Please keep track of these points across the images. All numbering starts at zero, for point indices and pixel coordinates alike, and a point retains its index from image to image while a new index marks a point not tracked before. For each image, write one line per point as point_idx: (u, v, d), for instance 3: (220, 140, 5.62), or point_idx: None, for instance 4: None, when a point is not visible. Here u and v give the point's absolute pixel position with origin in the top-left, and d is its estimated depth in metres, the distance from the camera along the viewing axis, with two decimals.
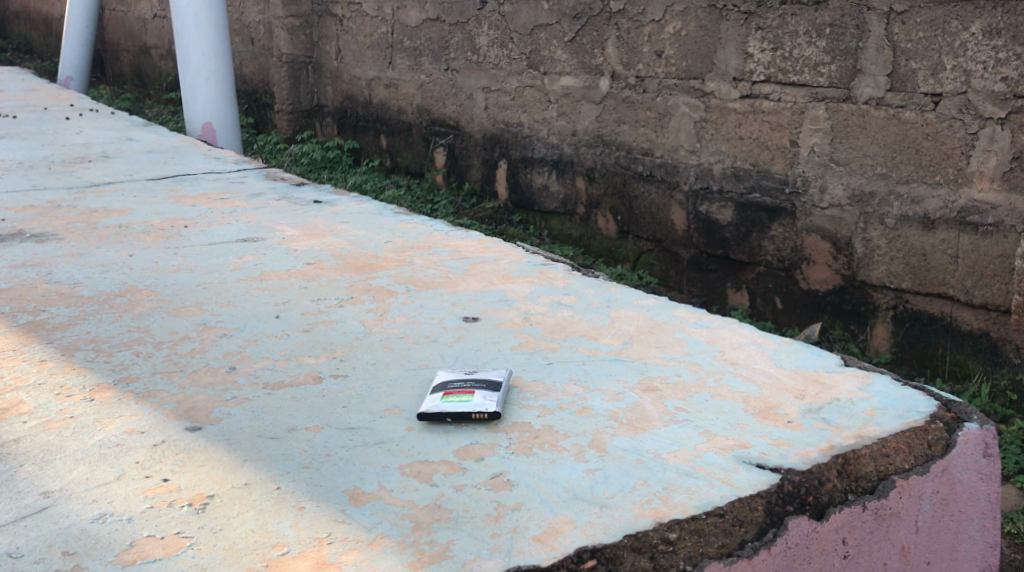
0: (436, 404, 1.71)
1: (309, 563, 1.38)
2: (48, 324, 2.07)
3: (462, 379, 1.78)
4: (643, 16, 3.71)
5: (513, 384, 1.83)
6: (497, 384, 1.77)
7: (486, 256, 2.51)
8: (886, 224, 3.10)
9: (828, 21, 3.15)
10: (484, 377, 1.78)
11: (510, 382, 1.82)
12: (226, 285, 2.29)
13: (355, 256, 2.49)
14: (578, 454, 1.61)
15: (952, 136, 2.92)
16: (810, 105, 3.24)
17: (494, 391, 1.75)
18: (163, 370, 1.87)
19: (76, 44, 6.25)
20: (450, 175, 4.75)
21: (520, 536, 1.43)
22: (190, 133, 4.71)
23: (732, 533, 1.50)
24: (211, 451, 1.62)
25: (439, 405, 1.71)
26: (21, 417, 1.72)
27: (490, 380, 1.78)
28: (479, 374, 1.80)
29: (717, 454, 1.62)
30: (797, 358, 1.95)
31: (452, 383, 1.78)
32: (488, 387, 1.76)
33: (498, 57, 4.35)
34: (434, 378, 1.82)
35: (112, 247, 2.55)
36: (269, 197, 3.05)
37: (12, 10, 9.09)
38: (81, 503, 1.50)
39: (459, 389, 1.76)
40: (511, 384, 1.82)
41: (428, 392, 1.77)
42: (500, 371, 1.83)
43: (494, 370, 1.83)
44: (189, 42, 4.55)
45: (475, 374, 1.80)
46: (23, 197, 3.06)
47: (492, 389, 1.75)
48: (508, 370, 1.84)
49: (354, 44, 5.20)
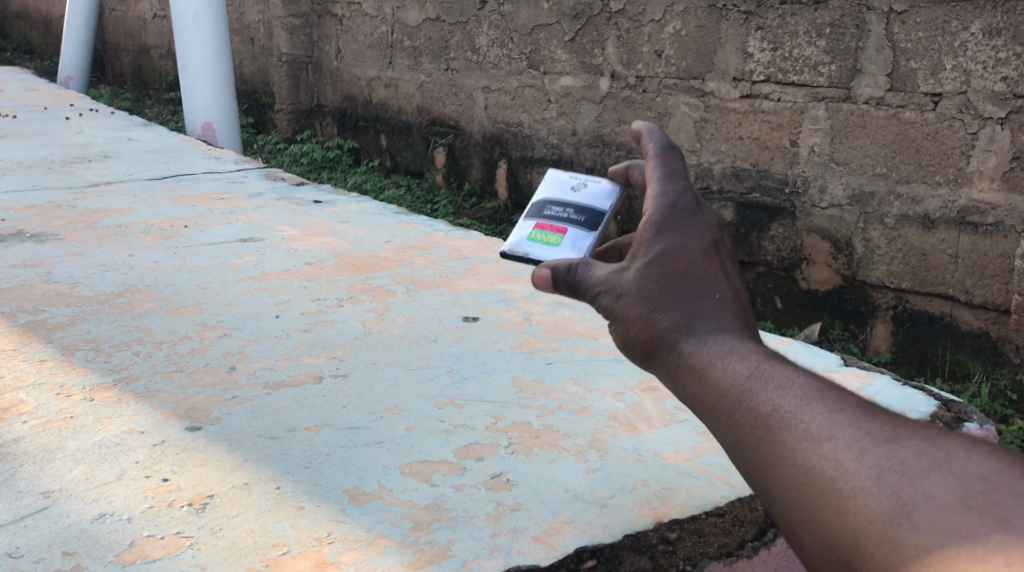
0: (524, 244, 1.56)
1: (309, 563, 1.38)
2: (48, 324, 2.07)
3: (560, 203, 1.60)
4: (643, 16, 3.71)
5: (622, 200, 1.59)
6: (596, 222, 1.55)
7: (486, 256, 2.51)
8: (886, 224, 3.11)
9: (828, 21, 3.15)
10: (584, 202, 1.58)
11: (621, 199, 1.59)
12: (226, 285, 2.29)
13: (355, 256, 2.49)
14: (578, 454, 1.61)
15: (952, 136, 2.93)
16: (810, 105, 3.24)
17: (587, 233, 1.54)
18: (163, 370, 1.87)
19: (75, 44, 6.25)
20: (450, 175, 4.74)
21: (519, 536, 1.44)
22: (190, 132, 4.71)
23: (732, 532, 1.51)
24: (211, 450, 1.62)
25: (522, 245, 1.57)
26: (21, 417, 1.72)
27: (591, 211, 1.57)
28: (587, 192, 1.59)
29: (718, 454, 1.64)
30: (797, 358, 1.95)
31: (546, 208, 1.61)
32: (581, 224, 1.55)
33: (498, 57, 4.35)
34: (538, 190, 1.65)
35: (112, 248, 2.54)
36: (269, 197, 3.05)
37: (12, 10, 9.09)
38: (81, 502, 1.50)
39: (552, 221, 1.58)
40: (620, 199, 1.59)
41: (528, 216, 1.61)
42: (614, 183, 1.59)
43: (606, 181, 1.61)
44: (188, 41, 4.54)
45: (578, 194, 1.60)
46: (22, 197, 3.06)
47: (585, 230, 1.55)
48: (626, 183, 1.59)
49: (354, 44, 5.20)
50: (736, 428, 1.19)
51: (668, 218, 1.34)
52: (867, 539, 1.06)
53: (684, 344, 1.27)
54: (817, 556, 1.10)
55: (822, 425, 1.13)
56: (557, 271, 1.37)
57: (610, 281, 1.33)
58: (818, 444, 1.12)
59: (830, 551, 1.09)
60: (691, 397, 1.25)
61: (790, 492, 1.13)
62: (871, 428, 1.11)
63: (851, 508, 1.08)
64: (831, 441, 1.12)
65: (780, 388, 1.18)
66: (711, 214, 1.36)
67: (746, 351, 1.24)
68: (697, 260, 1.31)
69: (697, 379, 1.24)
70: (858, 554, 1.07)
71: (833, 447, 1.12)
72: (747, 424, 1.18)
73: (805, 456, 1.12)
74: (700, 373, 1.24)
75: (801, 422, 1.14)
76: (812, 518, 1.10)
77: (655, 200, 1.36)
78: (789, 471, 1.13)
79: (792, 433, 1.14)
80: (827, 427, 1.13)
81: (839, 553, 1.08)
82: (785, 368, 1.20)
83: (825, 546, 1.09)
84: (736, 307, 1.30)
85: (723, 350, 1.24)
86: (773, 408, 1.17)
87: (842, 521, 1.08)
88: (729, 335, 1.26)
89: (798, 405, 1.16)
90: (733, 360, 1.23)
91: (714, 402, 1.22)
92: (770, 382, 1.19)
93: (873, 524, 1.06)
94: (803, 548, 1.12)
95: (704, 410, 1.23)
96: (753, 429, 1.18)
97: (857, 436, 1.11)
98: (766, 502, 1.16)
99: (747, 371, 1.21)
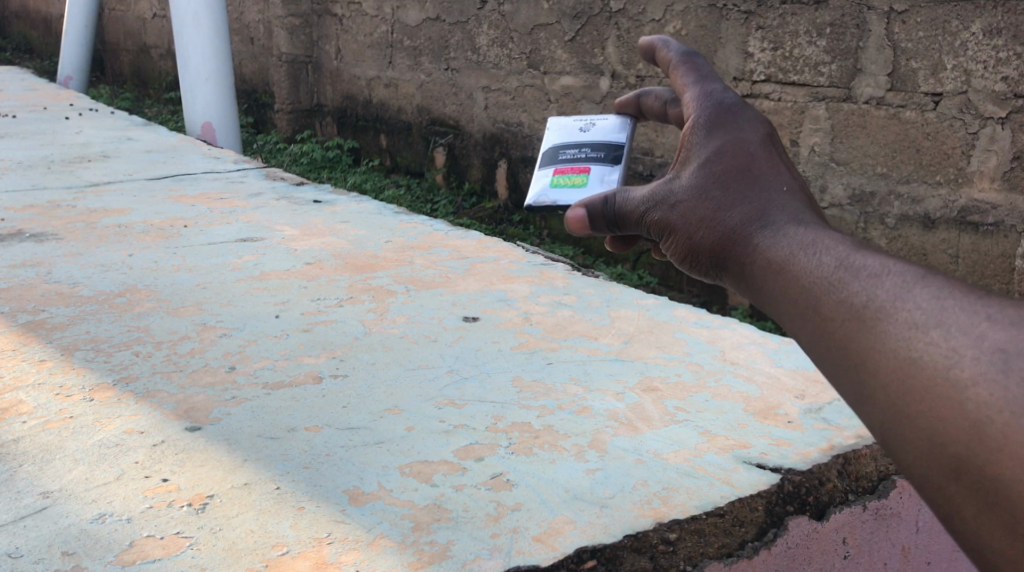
0: (547, 190, 1.66)
1: (309, 563, 1.38)
2: (47, 324, 2.06)
3: (577, 145, 1.69)
4: (643, 16, 3.70)
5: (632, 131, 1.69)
6: (617, 155, 1.65)
7: (486, 256, 2.51)
8: (886, 224, 3.13)
9: (828, 21, 3.15)
10: (600, 138, 1.67)
11: (632, 128, 1.69)
12: (226, 285, 2.28)
13: (355, 256, 2.49)
14: (578, 454, 1.61)
15: (952, 136, 2.94)
16: (810, 105, 3.26)
17: (612, 168, 1.64)
18: (163, 370, 1.87)
19: (75, 44, 6.24)
20: (450, 175, 4.74)
21: (519, 536, 1.43)
22: (190, 132, 4.70)
23: (732, 533, 1.52)
24: (211, 450, 1.61)
25: (549, 193, 1.66)
26: (21, 417, 1.72)
27: (609, 145, 1.66)
28: (597, 129, 1.69)
29: (717, 454, 1.63)
30: (798, 358, 1.95)
31: (565, 152, 1.70)
32: (603, 160, 1.65)
33: (498, 56, 4.35)
34: (550, 137, 1.75)
35: (112, 247, 2.54)
36: (269, 197, 3.05)
37: (12, 10, 9.08)
38: (81, 503, 1.50)
39: (573, 163, 1.68)
40: (632, 129, 1.69)
41: (543, 166, 1.71)
42: (623, 119, 1.69)
43: (614, 115, 1.71)
44: (188, 41, 4.54)
45: (591, 132, 1.70)
46: (22, 197, 3.06)
47: (608, 165, 1.64)
48: (636, 112, 1.69)
49: (354, 44, 5.20)
50: (825, 323, 1.10)
51: (714, 122, 1.36)
52: (990, 431, 0.97)
53: (759, 238, 1.23)
54: (925, 458, 1.02)
55: (927, 311, 1.04)
56: (592, 206, 1.42)
57: (660, 191, 1.35)
58: (926, 328, 1.03)
59: (939, 450, 1.01)
60: (767, 291, 1.19)
61: (897, 388, 1.04)
62: (990, 310, 1.01)
63: (970, 398, 0.98)
64: (941, 326, 1.02)
65: (872, 271, 1.10)
66: (756, 112, 1.39)
67: (826, 239, 1.18)
68: (750, 153, 1.32)
69: (772, 272, 1.19)
70: (977, 449, 0.98)
71: (942, 325, 1.02)
72: (839, 318, 1.09)
73: (909, 340, 1.03)
74: (776, 265, 1.19)
75: (900, 311, 1.05)
76: (919, 415, 1.02)
77: (697, 107, 1.39)
78: (890, 365, 1.04)
79: (893, 323, 1.05)
80: (933, 313, 1.03)
81: (950, 452, 1.00)
82: (873, 254, 1.12)
83: (933, 445, 1.01)
84: (804, 196, 1.29)
85: (797, 238, 1.20)
86: (868, 298, 1.08)
87: (958, 413, 0.99)
88: (799, 222, 1.22)
89: (897, 294, 1.06)
90: (814, 250, 1.17)
91: (795, 295, 1.15)
92: (861, 270, 1.11)
93: (997, 414, 0.97)
94: (907, 449, 1.03)
95: (782, 306, 1.16)
96: (841, 317, 1.09)
97: (972, 309, 1.02)
98: (860, 405, 1.07)
99: (832, 259, 1.14)
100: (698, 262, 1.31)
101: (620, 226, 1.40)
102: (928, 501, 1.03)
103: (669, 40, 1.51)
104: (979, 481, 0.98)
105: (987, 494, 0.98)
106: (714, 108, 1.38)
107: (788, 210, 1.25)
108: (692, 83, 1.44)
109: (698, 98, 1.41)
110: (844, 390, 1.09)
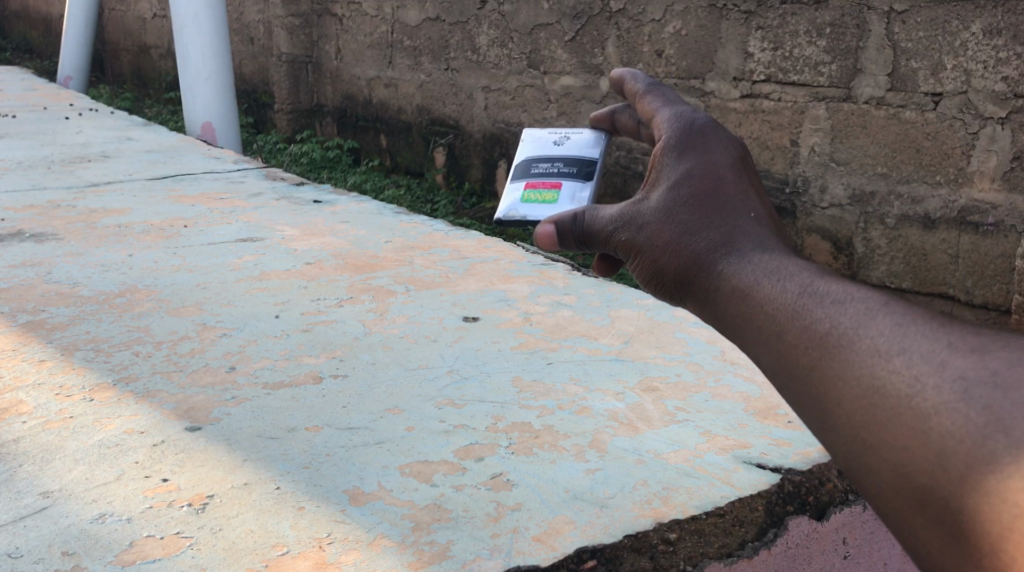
0: (516, 203, 1.65)
1: (309, 563, 1.38)
2: (48, 324, 2.06)
3: (548, 160, 1.69)
4: (644, 16, 3.70)
5: (609, 147, 1.68)
6: (590, 172, 1.64)
7: (486, 256, 2.51)
8: (886, 224, 3.13)
9: (828, 21, 3.15)
10: (572, 154, 1.66)
11: (605, 146, 1.68)
12: (226, 285, 2.28)
13: (355, 256, 2.49)
14: (578, 454, 1.61)
15: (953, 136, 2.94)
16: (810, 105, 3.26)
17: (584, 183, 1.63)
18: (163, 370, 1.87)
19: (74, 44, 6.24)
20: (450, 175, 4.73)
21: (519, 536, 1.43)
22: (190, 132, 4.70)
23: (733, 533, 1.51)
24: (211, 451, 1.61)
25: (519, 206, 1.65)
26: (21, 417, 1.72)
27: (582, 161, 1.66)
28: (571, 144, 1.69)
29: (717, 454, 1.64)
30: None
31: (536, 166, 1.69)
32: (576, 176, 1.64)
33: (498, 57, 4.35)
34: (523, 151, 1.74)
35: (111, 247, 2.54)
36: (269, 197, 3.05)
37: (12, 9, 9.08)
38: (81, 502, 1.50)
39: (544, 178, 1.67)
40: (605, 147, 1.68)
41: (514, 179, 1.70)
42: (595, 136, 1.69)
43: (587, 132, 1.70)
44: (188, 41, 4.54)
45: (564, 148, 1.69)
46: (21, 197, 3.05)
47: (580, 180, 1.64)
48: (610, 130, 1.68)
49: (354, 44, 5.20)
50: (790, 351, 1.10)
51: (684, 144, 1.35)
52: (954, 462, 0.97)
53: (724, 265, 1.22)
54: (890, 487, 1.01)
55: (890, 339, 1.03)
56: (562, 223, 1.39)
57: (627, 212, 1.34)
58: (888, 355, 1.03)
59: (904, 480, 1.00)
60: (730, 318, 1.18)
61: (860, 416, 1.03)
62: (951, 339, 1.01)
63: (934, 427, 0.98)
64: (904, 352, 1.02)
65: (836, 300, 1.09)
66: (727, 137, 1.37)
67: (791, 267, 1.17)
68: (718, 179, 1.31)
69: (735, 297, 1.18)
70: (942, 480, 0.98)
71: (904, 354, 1.02)
72: (803, 346, 1.09)
73: (872, 369, 1.03)
74: (741, 291, 1.18)
75: (862, 339, 1.05)
76: (883, 445, 1.01)
77: (667, 128, 1.38)
78: (853, 393, 1.03)
79: (856, 351, 1.05)
80: (896, 341, 1.03)
81: (915, 482, 0.99)
82: (836, 282, 1.11)
83: (897, 475, 1.01)
84: (771, 226, 1.28)
85: (762, 265, 1.19)
86: (831, 326, 1.07)
87: (921, 443, 0.99)
88: (765, 250, 1.22)
89: (860, 321, 1.06)
90: (778, 277, 1.16)
91: (759, 323, 1.14)
92: (826, 298, 1.10)
93: (959, 443, 0.97)
94: (872, 478, 1.03)
95: (747, 332, 1.15)
96: (804, 346, 1.09)
97: (933, 336, 1.02)
98: (824, 433, 1.07)
99: (796, 287, 1.13)
100: (662, 286, 1.30)
101: (588, 243, 1.37)
102: (895, 530, 1.03)
103: (636, 72, 1.49)
104: (944, 511, 0.98)
105: (951, 524, 0.98)
106: (683, 129, 1.37)
107: (753, 239, 1.24)
108: (664, 106, 1.43)
109: (670, 120, 1.39)
110: (806, 417, 1.09)
